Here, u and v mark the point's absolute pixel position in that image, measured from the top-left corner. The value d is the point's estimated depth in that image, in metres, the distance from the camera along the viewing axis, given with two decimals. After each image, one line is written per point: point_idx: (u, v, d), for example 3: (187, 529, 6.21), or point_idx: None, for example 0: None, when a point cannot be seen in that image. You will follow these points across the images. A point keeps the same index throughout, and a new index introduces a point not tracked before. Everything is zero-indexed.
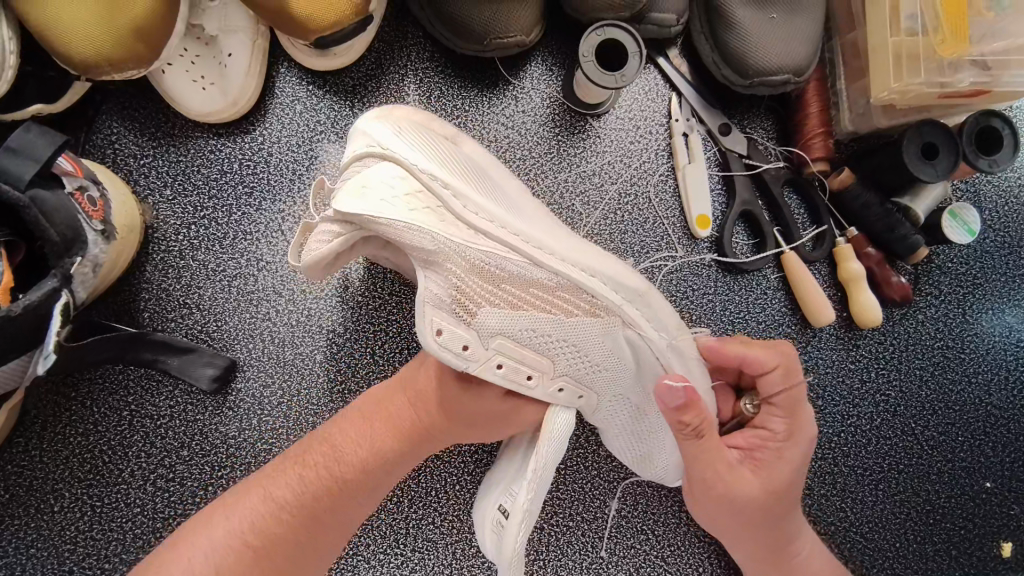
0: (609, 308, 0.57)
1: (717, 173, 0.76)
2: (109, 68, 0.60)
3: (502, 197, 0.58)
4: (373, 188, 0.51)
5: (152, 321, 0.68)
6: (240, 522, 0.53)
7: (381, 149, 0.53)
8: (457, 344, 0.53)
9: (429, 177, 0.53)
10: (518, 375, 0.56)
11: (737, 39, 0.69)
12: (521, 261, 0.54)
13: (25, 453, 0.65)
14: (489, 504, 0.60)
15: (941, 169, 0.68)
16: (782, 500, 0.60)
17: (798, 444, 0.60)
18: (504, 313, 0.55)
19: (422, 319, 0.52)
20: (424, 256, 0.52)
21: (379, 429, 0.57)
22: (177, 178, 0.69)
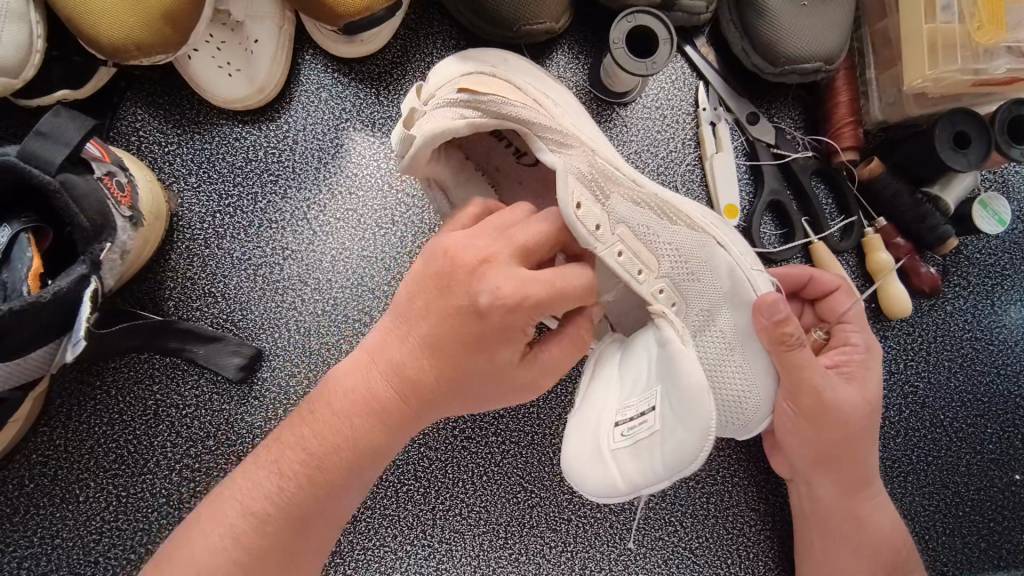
0: (703, 225, 0.55)
1: (745, 162, 0.75)
2: (136, 52, 0.59)
3: (596, 135, 0.61)
4: (494, 86, 0.55)
5: (177, 310, 0.67)
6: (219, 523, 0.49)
7: (494, 72, 0.57)
8: (591, 222, 0.51)
9: (543, 98, 0.57)
10: (633, 266, 0.54)
11: (768, 27, 0.68)
12: (628, 174, 0.55)
13: (50, 442, 0.65)
14: (606, 421, 0.53)
15: (973, 159, 0.67)
16: (873, 415, 0.60)
17: (877, 353, 0.62)
18: (628, 204, 0.54)
19: (565, 185, 0.50)
20: (558, 138, 0.53)
21: (359, 407, 0.51)
22: (201, 166, 0.68)
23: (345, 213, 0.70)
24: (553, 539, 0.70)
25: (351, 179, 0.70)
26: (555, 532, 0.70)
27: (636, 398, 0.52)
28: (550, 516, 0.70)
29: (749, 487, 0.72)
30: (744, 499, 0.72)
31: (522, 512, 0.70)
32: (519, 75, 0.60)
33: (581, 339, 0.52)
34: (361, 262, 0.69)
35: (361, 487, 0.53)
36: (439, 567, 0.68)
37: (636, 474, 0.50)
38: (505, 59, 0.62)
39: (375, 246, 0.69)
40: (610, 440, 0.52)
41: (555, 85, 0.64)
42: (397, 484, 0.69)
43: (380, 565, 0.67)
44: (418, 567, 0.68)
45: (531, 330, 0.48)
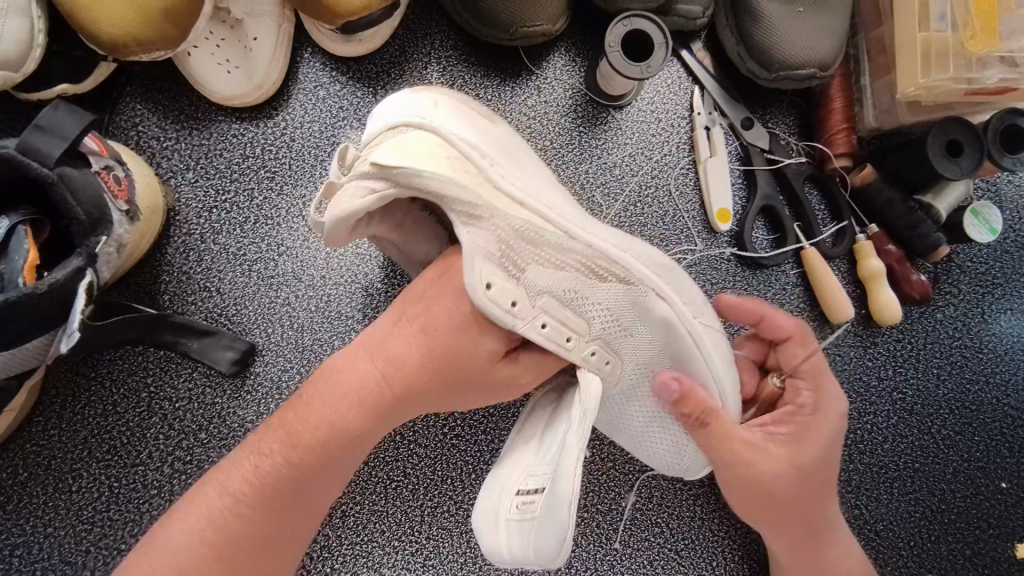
0: (639, 281, 0.55)
1: (738, 167, 0.76)
2: (137, 49, 0.60)
3: (531, 174, 0.57)
4: (415, 149, 0.51)
5: (172, 303, 0.68)
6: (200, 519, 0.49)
7: (419, 118, 0.53)
8: (505, 300, 0.51)
9: (466, 145, 0.52)
10: (559, 334, 0.54)
11: (764, 33, 0.69)
12: (558, 230, 0.53)
13: (45, 432, 0.65)
14: (507, 487, 0.54)
15: (966, 167, 0.68)
16: (821, 475, 0.59)
17: (827, 417, 0.59)
18: (549, 272, 0.53)
19: (471, 270, 0.49)
20: (466, 209, 0.50)
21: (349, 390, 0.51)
22: (200, 162, 0.69)
23: None
24: None
25: None
26: None
27: (544, 468, 0.53)
28: None
29: None
30: None
31: None
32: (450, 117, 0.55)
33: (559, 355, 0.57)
34: (355, 259, 0.70)
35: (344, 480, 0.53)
36: (426, 563, 0.69)
37: (520, 551, 0.52)
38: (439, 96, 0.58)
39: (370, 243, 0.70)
40: (507, 509, 0.53)
41: (496, 126, 0.60)
42: (386, 480, 0.69)
43: (367, 560, 0.68)
44: (405, 563, 0.69)
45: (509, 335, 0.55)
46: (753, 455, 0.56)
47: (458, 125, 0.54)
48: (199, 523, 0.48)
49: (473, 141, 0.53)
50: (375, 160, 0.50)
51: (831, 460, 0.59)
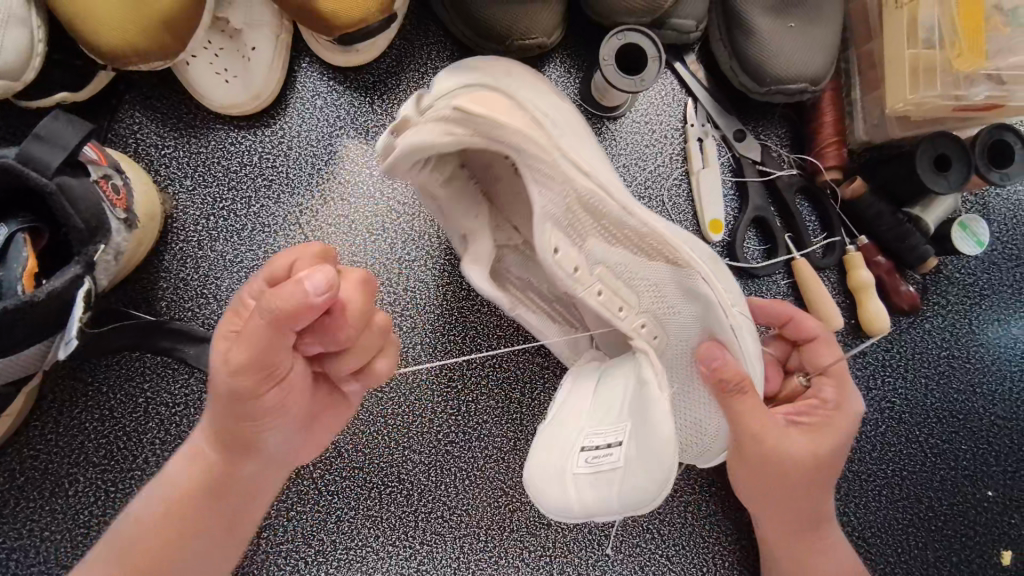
0: (689, 264, 0.54)
1: (731, 179, 0.77)
2: (137, 59, 0.61)
3: (589, 149, 0.59)
4: (485, 100, 0.49)
5: (169, 310, 0.68)
6: (139, 516, 0.53)
7: (479, 79, 0.54)
8: (568, 264, 0.55)
9: (539, 113, 0.52)
10: (612, 303, 0.58)
11: (756, 47, 0.69)
12: (618, 206, 0.53)
13: (41, 436, 0.66)
14: (573, 446, 0.54)
15: (954, 180, 0.69)
16: (828, 473, 0.61)
17: (848, 415, 0.61)
18: (606, 246, 0.56)
19: (542, 235, 0.52)
20: (543, 171, 0.50)
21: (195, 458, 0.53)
22: (197, 169, 0.69)
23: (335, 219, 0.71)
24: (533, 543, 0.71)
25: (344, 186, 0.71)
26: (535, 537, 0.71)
27: (610, 426, 0.54)
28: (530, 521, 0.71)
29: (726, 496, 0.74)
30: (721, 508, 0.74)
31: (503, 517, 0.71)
32: (508, 82, 0.56)
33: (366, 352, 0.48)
34: (352, 267, 0.71)
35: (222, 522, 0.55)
36: (420, 568, 0.69)
37: (592, 501, 0.51)
38: (509, 70, 0.58)
39: (366, 251, 0.71)
40: (574, 464, 0.53)
41: (557, 100, 0.60)
42: (380, 485, 0.70)
43: (361, 565, 0.69)
44: (398, 568, 0.69)
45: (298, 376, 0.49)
46: (779, 442, 0.56)
47: (531, 93, 0.56)
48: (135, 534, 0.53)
49: (541, 107, 0.55)
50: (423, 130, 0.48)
51: (840, 462, 0.61)
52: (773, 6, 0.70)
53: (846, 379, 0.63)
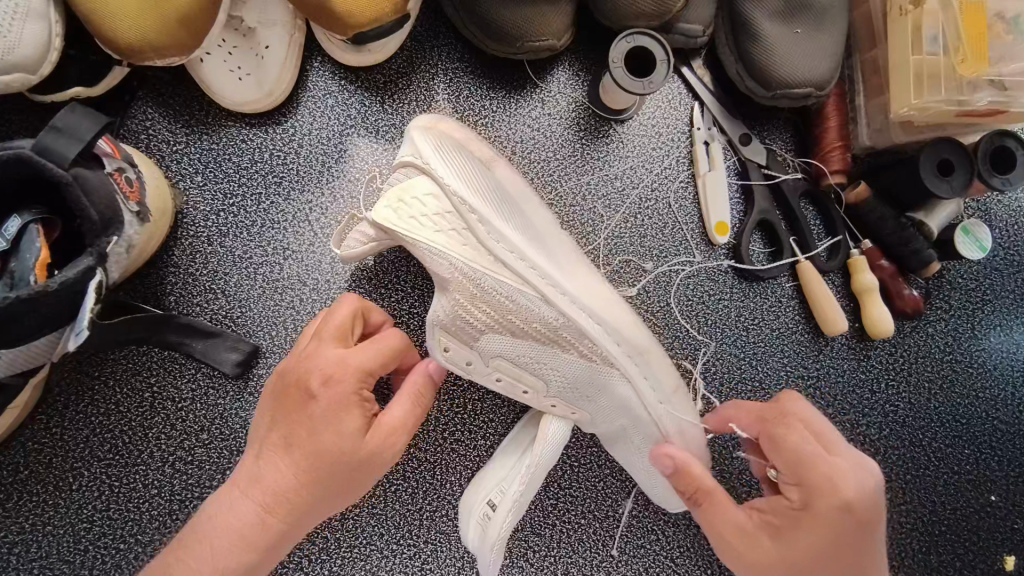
0: (611, 361, 0.61)
1: (736, 182, 0.77)
2: (154, 55, 0.62)
3: (528, 227, 0.61)
4: (407, 205, 0.57)
5: (178, 305, 0.68)
6: (231, 520, 0.53)
7: (422, 164, 0.57)
8: (461, 360, 0.61)
9: (459, 200, 0.57)
10: (517, 385, 0.63)
11: (763, 52, 0.71)
12: (535, 294, 0.59)
13: (46, 430, 0.66)
14: (480, 495, 0.64)
15: (957, 186, 0.70)
16: (838, 566, 0.53)
17: (821, 510, 0.53)
18: (506, 340, 0.60)
19: (431, 337, 0.59)
20: (439, 279, 0.58)
21: (280, 457, 0.54)
22: (209, 165, 0.70)
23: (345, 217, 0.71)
24: (537, 543, 0.71)
25: (353, 184, 0.72)
26: (539, 537, 0.71)
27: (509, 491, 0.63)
28: (535, 520, 0.71)
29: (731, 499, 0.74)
30: None
31: None
32: (455, 157, 0.59)
33: (420, 393, 0.58)
34: (359, 265, 0.71)
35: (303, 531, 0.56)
36: (424, 567, 0.69)
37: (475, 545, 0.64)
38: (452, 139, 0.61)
39: (373, 248, 0.71)
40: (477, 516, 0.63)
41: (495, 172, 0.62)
42: (386, 484, 0.70)
43: (365, 563, 0.69)
44: (402, 567, 0.69)
45: (364, 391, 0.55)
46: (746, 545, 0.55)
47: (460, 171, 0.58)
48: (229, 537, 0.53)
49: (465, 191, 0.57)
50: (376, 219, 0.57)
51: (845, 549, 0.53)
52: (779, 12, 0.72)
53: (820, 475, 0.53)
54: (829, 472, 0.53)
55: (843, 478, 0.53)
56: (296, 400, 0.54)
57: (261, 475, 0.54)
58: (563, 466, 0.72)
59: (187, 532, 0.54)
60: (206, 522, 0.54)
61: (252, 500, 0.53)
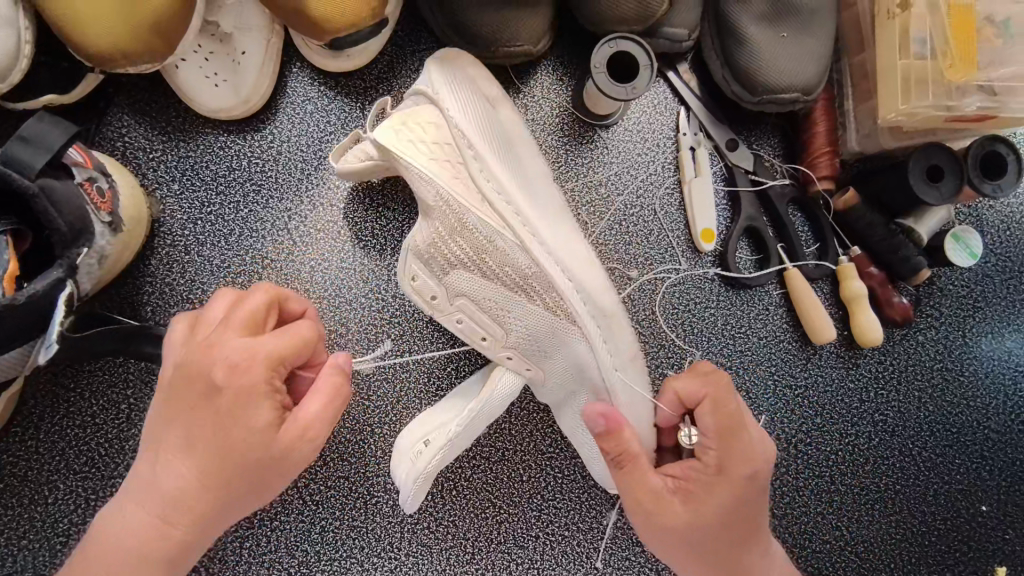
0: (574, 317, 0.59)
1: (723, 188, 0.76)
2: (124, 62, 0.61)
3: (519, 173, 0.60)
4: (412, 125, 0.57)
5: (154, 315, 0.67)
6: (133, 528, 0.49)
7: (431, 92, 0.58)
8: (428, 290, 0.60)
9: (462, 136, 0.57)
10: (474, 331, 0.61)
11: (748, 56, 0.69)
12: (514, 242, 0.57)
13: (21, 443, 0.65)
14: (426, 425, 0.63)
15: (945, 192, 0.69)
16: (734, 526, 0.55)
17: (732, 479, 0.54)
18: (470, 275, 0.59)
19: (405, 259, 0.59)
20: (422, 202, 0.57)
21: (178, 459, 0.48)
22: (186, 174, 0.69)
23: (323, 225, 0.70)
24: (520, 555, 0.70)
25: (332, 191, 0.71)
26: (522, 549, 0.70)
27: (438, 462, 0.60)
28: (518, 533, 0.70)
29: None
30: None
31: (490, 529, 0.70)
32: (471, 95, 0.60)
33: (340, 388, 0.50)
34: (339, 273, 0.70)
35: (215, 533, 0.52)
36: None
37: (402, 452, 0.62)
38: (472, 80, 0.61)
39: (353, 257, 0.70)
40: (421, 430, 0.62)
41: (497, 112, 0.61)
42: (366, 495, 0.69)
43: None
44: None
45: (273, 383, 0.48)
46: (656, 510, 0.55)
47: (465, 102, 0.58)
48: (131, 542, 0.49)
49: (468, 129, 0.57)
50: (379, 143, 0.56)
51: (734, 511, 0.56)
52: (765, 16, 0.70)
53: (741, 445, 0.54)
54: (743, 443, 0.55)
55: (757, 451, 0.55)
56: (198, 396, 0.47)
57: (159, 478, 0.49)
58: (546, 477, 0.71)
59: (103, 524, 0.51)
60: (106, 523, 0.50)
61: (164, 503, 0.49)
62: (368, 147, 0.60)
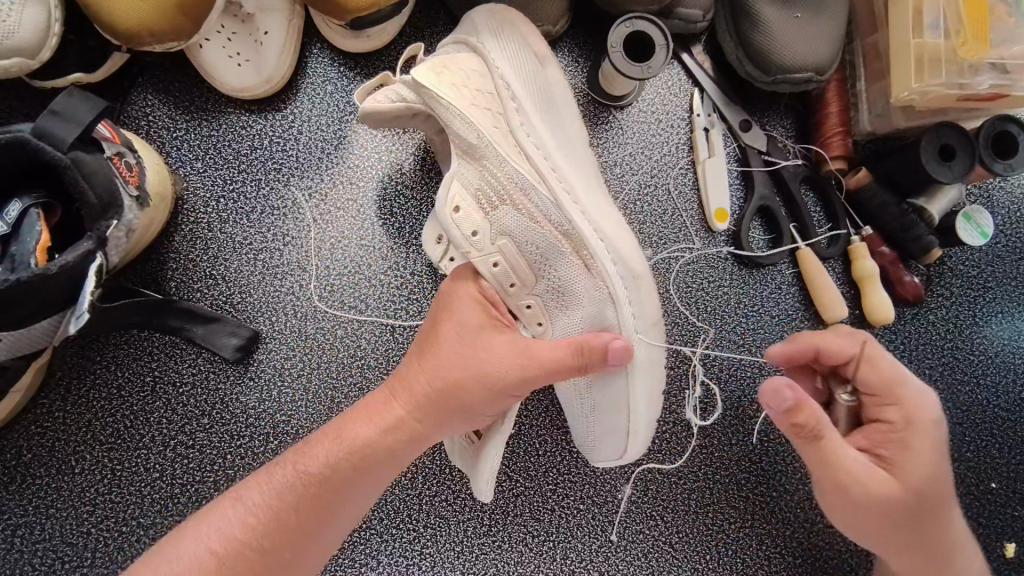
0: (604, 275, 0.59)
1: (736, 168, 0.77)
2: (151, 39, 0.62)
3: (560, 132, 0.61)
4: (452, 73, 0.58)
5: (178, 290, 0.69)
6: (318, 466, 0.53)
7: (478, 45, 0.61)
8: (467, 226, 0.58)
9: (504, 86, 0.59)
10: (506, 278, 0.60)
11: (762, 36, 0.70)
12: (548, 196, 0.58)
13: (49, 414, 0.66)
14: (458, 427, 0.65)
15: (958, 171, 0.69)
16: (928, 492, 0.56)
17: (923, 427, 0.57)
18: (521, 215, 0.58)
19: (447, 190, 0.57)
20: (467, 147, 0.58)
21: (379, 421, 0.55)
22: (208, 152, 0.70)
23: (344, 203, 0.72)
24: (536, 528, 0.71)
25: (351, 171, 0.72)
26: (538, 522, 0.71)
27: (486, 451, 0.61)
28: (534, 506, 0.72)
29: (730, 484, 0.74)
30: (725, 495, 0.74)
31: (507, 501, 0.71)
32: (517, 49, 0.61)
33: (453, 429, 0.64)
34: (358, 250, 0.71)
35: (344, 519, 0.54)
36: (423, 551, 0.70)
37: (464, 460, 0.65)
38: (523, 40, 0.62)
39: (373, 235, 0.71)
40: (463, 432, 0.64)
41: (545, 72, 0.62)
42: None
43: (364, 547, 0.69)
44: (402, 550, 0.70)
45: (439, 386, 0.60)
46: (872, 480, 0.56)
47: (516, 56, 0.61)
48: (295, 482, 0.53)
49: (514, 81, 0.59)
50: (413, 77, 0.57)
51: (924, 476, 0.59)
52: None
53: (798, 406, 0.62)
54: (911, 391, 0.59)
55: (910, 404, 0.58)
56: (463, 421, 0.57)
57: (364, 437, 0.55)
58: (561, 451, 0.73)
59: (293, 524, 0.51)
60: (260, 476, 0.54)
61: (369, 504, 0.56)
62: (397, 90, 0.62)
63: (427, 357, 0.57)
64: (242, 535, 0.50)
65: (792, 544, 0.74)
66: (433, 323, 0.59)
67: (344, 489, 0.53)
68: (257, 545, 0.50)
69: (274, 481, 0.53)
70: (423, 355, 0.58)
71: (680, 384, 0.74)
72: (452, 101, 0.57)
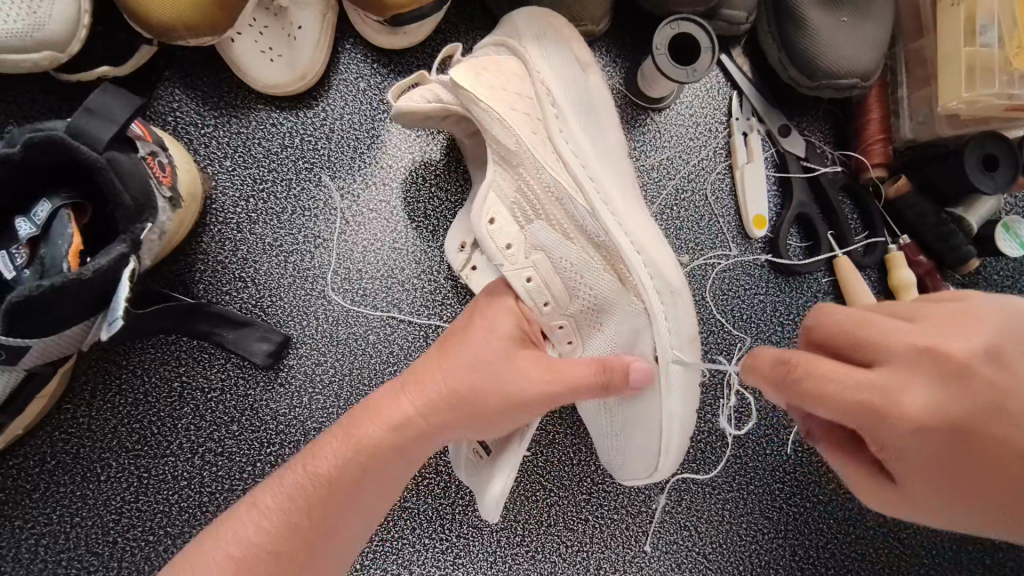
0: (639, 291, 0.57)
1: (774, 174, 0.76)
2: (184, 33, 0.59)
3: (599, 137, 0.61)
4: (489, 74, 0.58)
5: (207, 293, 0.67)
6: (325, 464, 0.52)
7: (517, 45, 0.61)
8: (502, 239, 0.58)
9: (543, 89, 0.59)
10: (540, 296, 0.59)
11: (809, 40, 0.69)
12: (585, 206, 0.57)
13: (74, 419, 0.64)
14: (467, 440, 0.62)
15: (1000, 181, 0.68)
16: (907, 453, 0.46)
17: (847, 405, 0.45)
18: (553, 233, 0.59)
19: (481, 201, 0.57)
20: (505, 153, 0.58)
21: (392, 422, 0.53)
22: (237, 150, 0.68)
23: (371, 203, 0.70)
24: (570, 538, 0.70)
25: (383, 172, 0.70)
26: (572, 532, 0.71)
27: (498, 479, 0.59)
28: (568, 516, 0.71)
29: (764, 495, 0.73)
30: (759, 506, 0.73)
31: (541, 512, 0.70)
32: (558, 51, 0.61)
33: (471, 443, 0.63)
34: (391, 254, 0.69)
35: (355, 522, 0.53)
36: (456, 562, 0.68)
37: (468, 470, 0.63)
38: (567, 44, 0.61)
39: (405, 238, 0.70)
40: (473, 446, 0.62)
41: (585, 76, 0.62)
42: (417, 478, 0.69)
43: (398, 557, 0.68)
44: (435, 560, 0.68)
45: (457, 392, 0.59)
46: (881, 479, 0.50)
47: (557, 61, 0.60)
48: (300, 479, 0.51)
49: (553, 87, 0.59)
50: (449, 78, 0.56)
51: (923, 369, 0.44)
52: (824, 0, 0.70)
53: (801, 378, 0.46)
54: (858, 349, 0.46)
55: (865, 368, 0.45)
56: (474, 429, 0.55)
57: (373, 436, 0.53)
58: (595, 461, 0.72)
59: (305, 526, 0.50)
60: (264, 483, 0.52)
61: (376, 507, 0.55)
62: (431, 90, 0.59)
63: (445, 360, 0.56)
64: (257, 541, 0.49)
65: (825, 555, 0.73)
66: (456, 328, 0.58)
67: (353, 491, 0.52)
68: (268, 548, 0.49)
69: (282, 483, 0.51)
70: (441, 359, 0.56)
71: (716, 393, 0.73)
72: (487, 103, 0.56)
